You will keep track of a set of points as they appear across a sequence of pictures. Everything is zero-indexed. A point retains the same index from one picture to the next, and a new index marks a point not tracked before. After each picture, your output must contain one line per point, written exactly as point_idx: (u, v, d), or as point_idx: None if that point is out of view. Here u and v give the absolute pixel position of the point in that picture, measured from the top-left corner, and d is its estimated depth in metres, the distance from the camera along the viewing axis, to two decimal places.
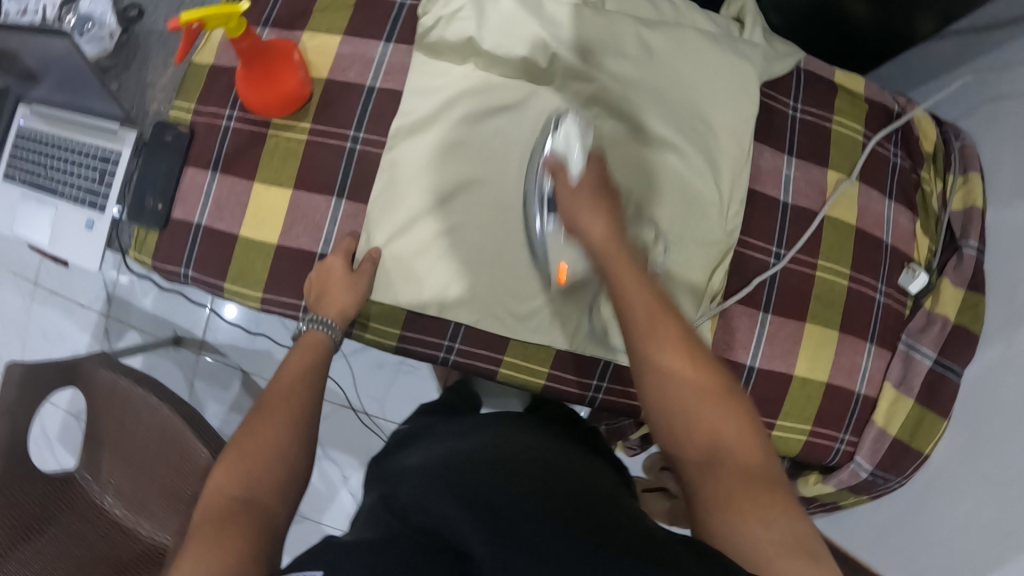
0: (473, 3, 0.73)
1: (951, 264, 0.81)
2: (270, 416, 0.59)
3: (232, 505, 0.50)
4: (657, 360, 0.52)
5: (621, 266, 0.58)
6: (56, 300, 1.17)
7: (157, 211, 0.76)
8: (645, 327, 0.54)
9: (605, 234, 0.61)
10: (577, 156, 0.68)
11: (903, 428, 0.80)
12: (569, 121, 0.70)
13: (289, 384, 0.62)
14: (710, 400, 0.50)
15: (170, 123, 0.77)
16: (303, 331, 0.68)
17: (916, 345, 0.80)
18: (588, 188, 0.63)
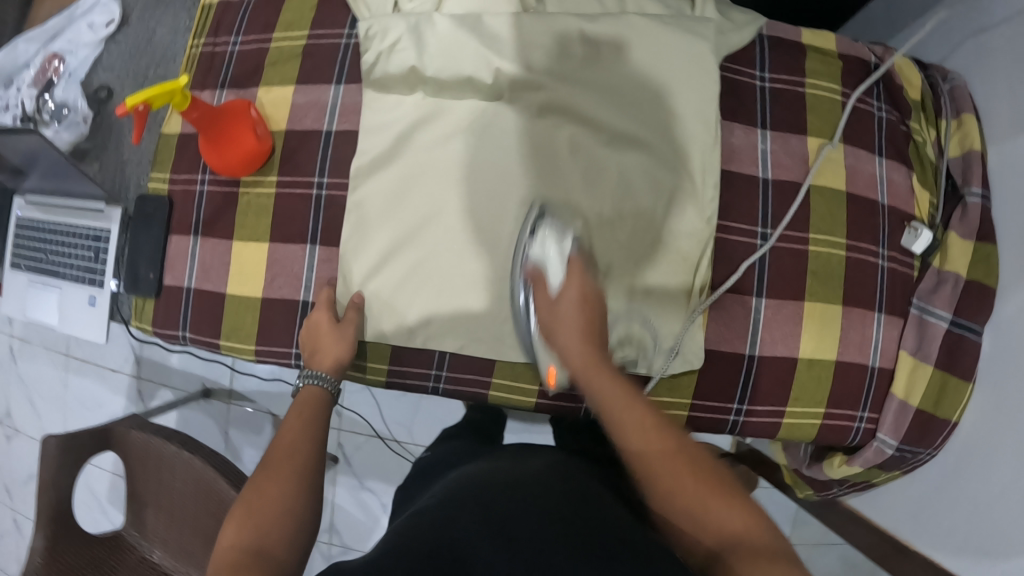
0: (411, 32, 0.73)
1: (955, 216, 0.76)
2: (274, 473, 0.58)
3: (242, 555, 0.49)
4: (642, 457, 0.55)
5: (601, 382, 0.63)
6: (90, 369, 1.23)
7: (150, 281, 0.79)
8: (621, 424, 0.58)
9: (586, 360, 0.65)
10: (555, 263, 0.69)
11: (926, 398, 0.75)
12: (546, 224, 0.70)
13: (291, 444, 0.62)
14: (700, 483, 0.52)
15: (150, 195, 0.80)
16: (299, 388, 0.69)
17: (929, 307, 0.76)
18: (569, 296, 0.68)
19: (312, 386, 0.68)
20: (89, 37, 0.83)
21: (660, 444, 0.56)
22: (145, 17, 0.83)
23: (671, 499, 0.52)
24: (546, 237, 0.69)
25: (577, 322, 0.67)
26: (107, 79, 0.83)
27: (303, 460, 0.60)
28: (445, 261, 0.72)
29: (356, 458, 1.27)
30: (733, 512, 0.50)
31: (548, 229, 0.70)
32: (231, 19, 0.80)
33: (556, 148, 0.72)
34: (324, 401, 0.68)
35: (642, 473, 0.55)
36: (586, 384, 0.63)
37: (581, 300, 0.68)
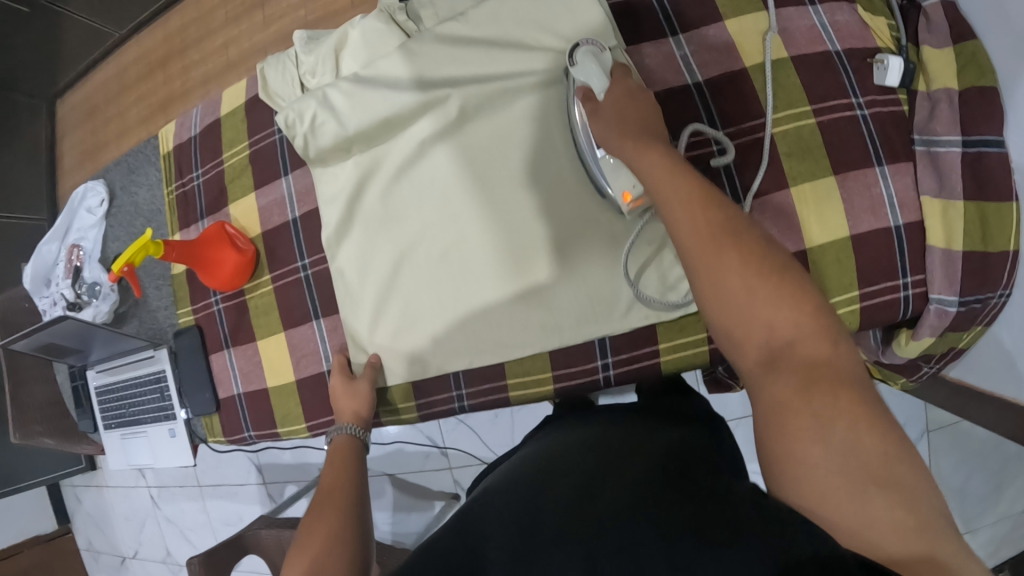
0: (322, 104, 0.77)
1: (921, 27, 0.72)
2: (316, 517, 0.60)
3: None
4: (689, 231, 0.49)
5: (656, 166, 0.53)
6: (219, 491, 1.39)
7: (208, 400, 0.89)
8: (676, 196, 0.50)
9: (658, 167, 0.52)
10: (599, 75, 0.62)
11: (970, 238, 0.68)
12: (585, 49, 0.65)
13: (329, 486, 0.65)
14: (763, 277, 0.46)
15: (183, 329, 0.91)
16: (331, 441, 0.72)
17: (933, 138, 0.70)
18: (610, 105, 0.60)
19: (340, 435, 0.72)
20: (93, 220, 0.98)
21: (713, 229, 0.48)
22: (126, 185, 0.96)
23: (738, 294, 0.46)
24: (585, 53, 0.63)
25: (617, 113, 0.59)
26: (118, 247, 0.96)
27: (343, 501, 0.62)
28: (432, 304, 0.75)
29: None
30: (786, 306, 0.45)
31: (585, 49, 0.65)
32: (188, 157, 0.90)
33: (485, 145, 0.73)
34: (355, 448, 0.71)
35: (703, 256, 0.47)
36: (642, 168, 0.54)
37: (628, 99, 0.59)
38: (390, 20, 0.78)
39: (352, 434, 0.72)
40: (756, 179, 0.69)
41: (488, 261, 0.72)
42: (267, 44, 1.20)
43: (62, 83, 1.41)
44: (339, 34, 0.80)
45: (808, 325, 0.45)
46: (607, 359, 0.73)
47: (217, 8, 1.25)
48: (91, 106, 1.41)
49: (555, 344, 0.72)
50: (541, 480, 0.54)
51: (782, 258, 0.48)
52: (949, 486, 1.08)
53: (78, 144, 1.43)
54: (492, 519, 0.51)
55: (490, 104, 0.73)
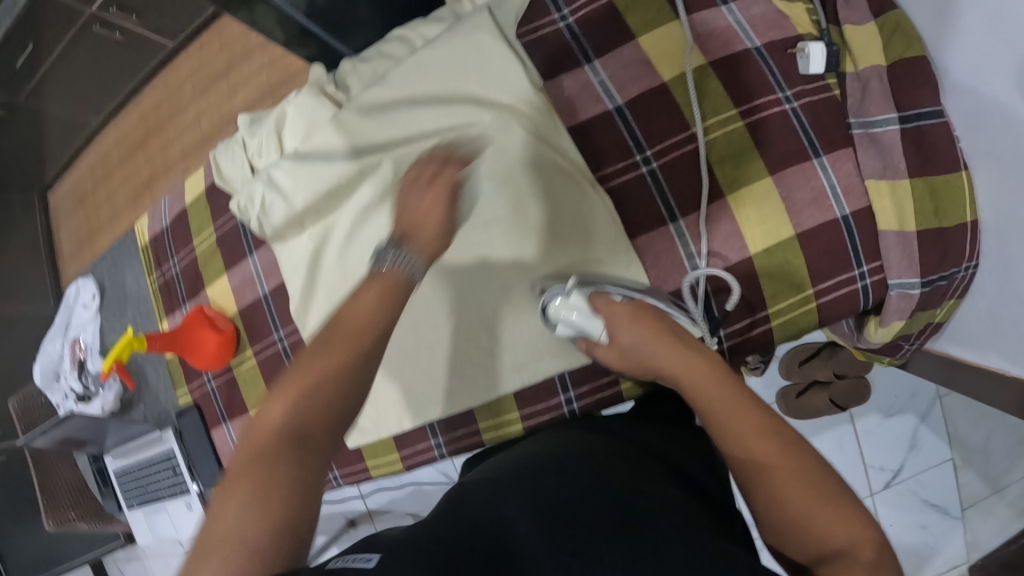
0: (269, 186, 0.80)
1: (840, 5, 0.69)
2: (318, 364, 0.46)
3: (275, 444, 0.43)
4: (740, 434, 0.51)
5: (707, 385, 0.55)
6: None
7: (215, 473, 0.93)
8: (723, 410, 0.53)
9: (681, 360, 0.58)
10: (589, 322, 0.63)
11: (923, 215, 0.66)
12: (555, 299, 0.65)
13: (364, 322, 0.48)
14: (818, 497, 0.47)
15: (183, 408, 0.96)
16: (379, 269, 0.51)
17: (868, 120, 0.67)
18: (623, 327, 0.61)
19: (399, 267, 0.50)
20: (89, 314, 1.04)
21: (764, 439, 0.50)
22: (114, 278, 1.03)
23: (783, 502, 0.48)
24: (558, 309, 0.64)
25: (635, 326, 0.61)
26: (114, 338, 1.01)
27: (355, 364, 0.47)
28: (396, 362, 0.75)
29: None
30: (840, 515, 0.47)
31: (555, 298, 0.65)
32: (163, 247, 0.95)
33: None
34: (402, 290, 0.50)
35: (755, 463, 0.50)
36: (695, 386, 0.56)
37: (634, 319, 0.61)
38: (321, 93, 0.81)
39: (406, 268, 0.50)
40: (702, 199, 0.68)
41: (443, 311, 0.73)
42: (235, 112, 1.25)
43: (49, 174, 1.46)
44: (277, 113, 0.83)
45: (851, 530, 0.46)
46: (570, 393, 0.74)
47: (184, 81, 1.32)
48: (78, 193, 1.46)
49: (516, 385, 0.73)
50: (576, 482, 0.50)
51: (819, 463, 0.50)
52: (969, 449, 1.12)
53: (73, 232, 1.46)
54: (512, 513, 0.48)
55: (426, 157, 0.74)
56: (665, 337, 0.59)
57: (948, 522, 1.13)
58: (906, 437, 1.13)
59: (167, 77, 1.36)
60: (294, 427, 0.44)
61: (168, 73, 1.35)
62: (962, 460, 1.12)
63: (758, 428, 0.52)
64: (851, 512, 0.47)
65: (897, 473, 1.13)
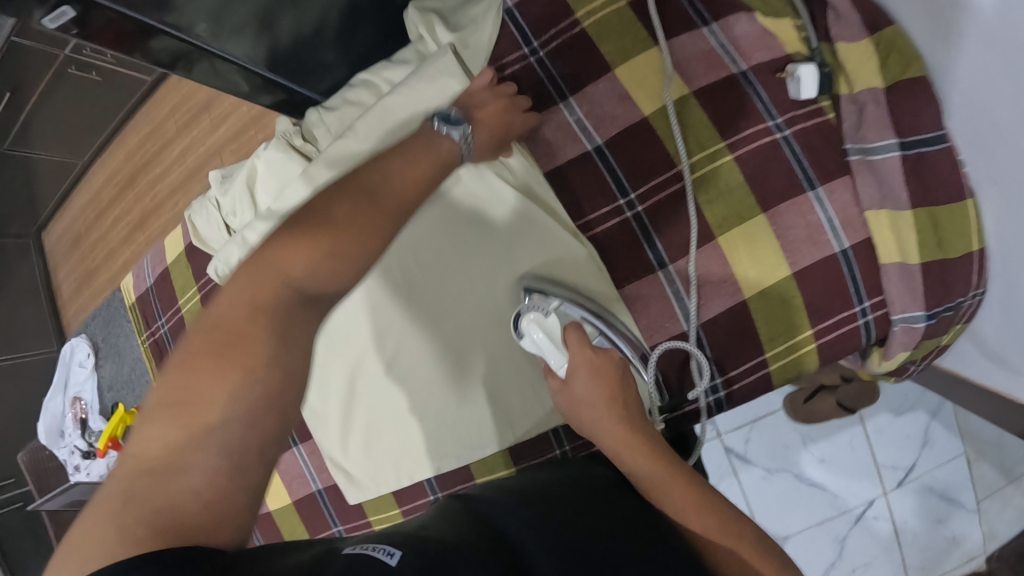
0: (245, 249, 0.78)
1: (830, 22, 0.64)
2: (344, 216, 0.50)
3: (284, 296, 0.46)
4: (680, 512, 0.54)
5: (640, 460, 0.57)
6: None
7: None
8: (663, 484, 0.55)
9: (617, 435, 0.58)
10: (552, 348, 0.61)
11: (926, 247, 0.62)
12: (526, 315, 0.62)
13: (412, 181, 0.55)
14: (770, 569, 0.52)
15: None
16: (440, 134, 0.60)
17: (867, 146, 0.62)
18: (581, 379, 0.60)
19: (452, 141, 0.60)
20: (86, 373, 1.03)
21: (703, 516, 0.53)
22: (107, 337, 1.02)
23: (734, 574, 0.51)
24: (530, 323, 0.62)
25: (592, 392, 0.59)
26: (111, 397, 1.00)
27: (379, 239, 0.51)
28: (390, 421, 0.76)
29: None
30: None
31: (528, 312, 0.63)
32: (149, 307, 0.93)
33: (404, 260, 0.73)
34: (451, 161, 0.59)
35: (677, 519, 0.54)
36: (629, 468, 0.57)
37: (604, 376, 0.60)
38: (289, 146, 0.78)
39: (458, 143, 0.60)
40: (691, 244, 0.64)
41: (434, 371, 0.73)
42: (220, 145, 1.22)
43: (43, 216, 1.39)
44: (246, 169, 0.80)
45: None
46: (564, 445, 0.75)
47: (167, 118, 1.28)
48: (74, 235, 1.39)
49: (511, 439, 0.74)
50: (581, 515, 0.48)
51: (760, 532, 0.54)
52: (980, 442, 1.09)
53: (71, 274, 1.40)
54: (528, 523, 0.45)
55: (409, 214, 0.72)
56: (617, 416, 0.58)
57: (962, 516, 1.10)
58: (918, 433, 1.11)
59: (150, 111, 1.30)
60: (300, 285, 0.47)
61: (151, 107, 1.30)
62: (975, 452, 1.10)
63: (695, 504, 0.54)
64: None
65: (910, 470, 1.11)
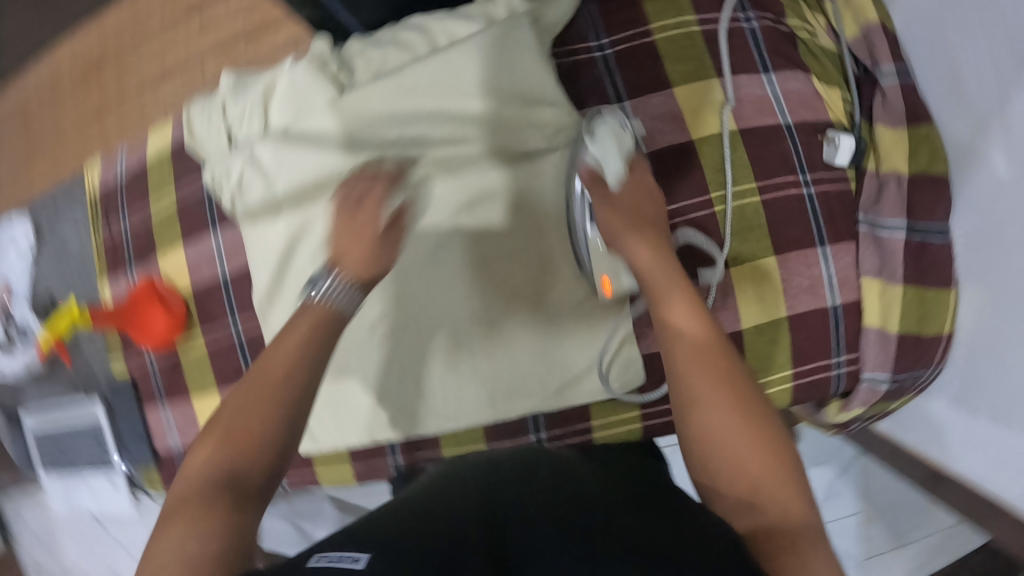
0: (251, 163, 0.72)
1: (876, 104, 0.70)
2: (235, 395, 0.48)
3: (209, 487, 0.45)
4: (688, 365, 0.51)
5: (668, 292, 0.54)
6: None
7: (147, 453, 0.86)
8: (684, 331, 0.52)
9: (653, 261, 0.56)
10: (614, 157, 0.62)
11: (906, 319, 0.68)
12: (608, 120, 0.64)
13: (274, 366, 0.49)
14: (763, 443, 0.48)
15: (118, 380, 0.87)
16: (309, 295, 0.53)
17: (878, 220, 0.69)
18: (629, 188, 0.61)
19: (325, 302, 0.52)
20: (21, 256, 0.92)
21: (716, 373, 0.50)
22: (54, 226, 0.91)
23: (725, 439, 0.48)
24: (608, 126, 0.64)
25: (634, 205, 0.60)
26: (48, 289, 0.91)
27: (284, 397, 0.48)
28: (364, 379, 0.72)
29: None
30: (777, 472, 0.47)
31: (606, 126, 0.64)
32: (115, 202, 0.85)
33: (417, 212, 0.69)
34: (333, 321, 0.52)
35: (721, 438, 0.48)
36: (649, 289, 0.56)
37: (647, 205, 0.61)
38: (321, 70, 0.72)
39: (335, 302, 0.52)
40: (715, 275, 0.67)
41: (423, 336, 0.71)
42: (205, 50, 1.12)
43: None
44: (267, 83, 0.74)
45: (783, 487, 0.46)
46: (541, 433, 0.73)
47: (154, 8, 1.14)
48: (20, 109, 1.23)
49: (488, 417, 0.72)
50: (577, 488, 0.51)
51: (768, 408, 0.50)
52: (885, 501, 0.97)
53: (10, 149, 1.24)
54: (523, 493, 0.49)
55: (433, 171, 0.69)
56: (658, 245, 0.58)
57: None
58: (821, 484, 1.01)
59: None
60: (231, 471, 0.46)
61: None
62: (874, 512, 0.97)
63: (711, 356, 0.51)
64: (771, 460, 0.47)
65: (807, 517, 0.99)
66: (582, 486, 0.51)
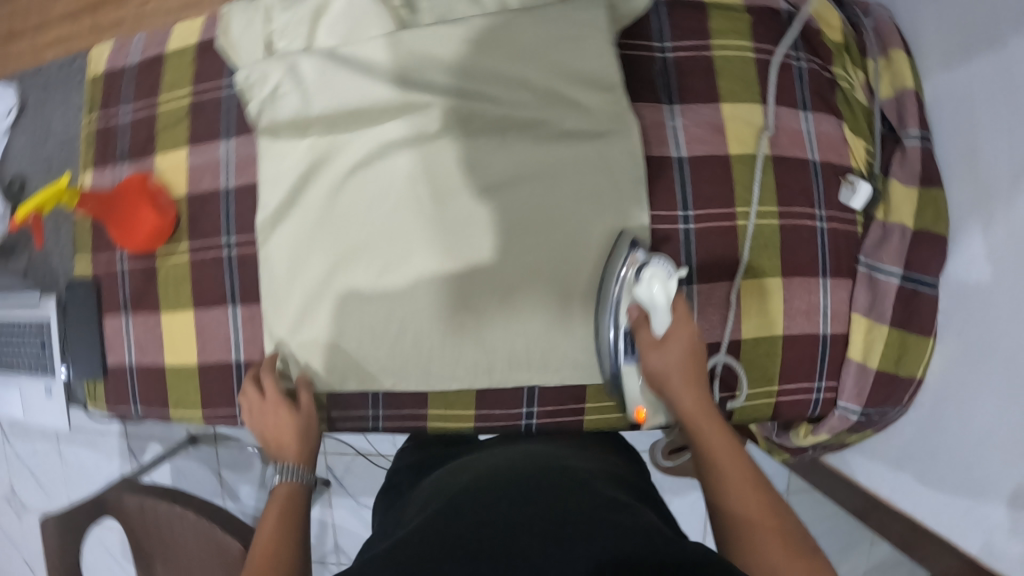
0: (289, 74, 0.69)
1: (895, 161, 0.74)
2: (265, 514, 0.60)
3: None
4: (729, 482, 0.53)
5: (714, 436, 0.57)
6: (31, 473, 1.22)
7: (94, 364, 0.79)
8: (720, 456, 0.55)
9: (697, 396, 0.59)
10: (661, 309, 0.61)
11: (886, 358, 0.73)
12: (654, 266, 0.62)
13: (264, 546, 0.55)
14: (768, 528, 0.50)
15: (77, 279, 0.79)
16: (275, 484, 0.63)
17: (877, 264, 0.73)
18: (679, 341, 0.61)
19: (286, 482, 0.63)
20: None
21: (756, 494, 0.52)
22: (42, 103, 0.84)
23: (757, 544, 0.49)
24: (652, 275, 0.61)
25: (683, 363, 0.60)
26: (20, 166, 0.83)
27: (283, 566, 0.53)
28: (359, 323, 0.70)
29: (349, 480, 1.15)
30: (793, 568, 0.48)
31: (654, 270, 0.61)
32: (118, 88, 0.79)
33: (451, 168, 0.68)
34: (300, 496, 0.62)
35: (749, 544, 0.50)
36: (694, 433, 0.58)
37: (692, 357, 0.61)
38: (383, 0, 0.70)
39: (294, 480, 0.63)
40: (733, 292, 0.71)
41: (429, 293, 0.69)
42: None
43: None
44: None
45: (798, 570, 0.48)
46: (532, 408, 0.72)
47: None
48: None
49: (483, 384, 0.70)
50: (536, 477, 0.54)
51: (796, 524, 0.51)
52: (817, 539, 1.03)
53: None
54: (486, 486, 0.53)
55: (483, 129, 0.68)
56: (702, 396, 0.59)
57: None
58: None
59: None
60: None
61: None
62: None
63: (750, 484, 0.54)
64: (786, 547, 0.49)
65: None
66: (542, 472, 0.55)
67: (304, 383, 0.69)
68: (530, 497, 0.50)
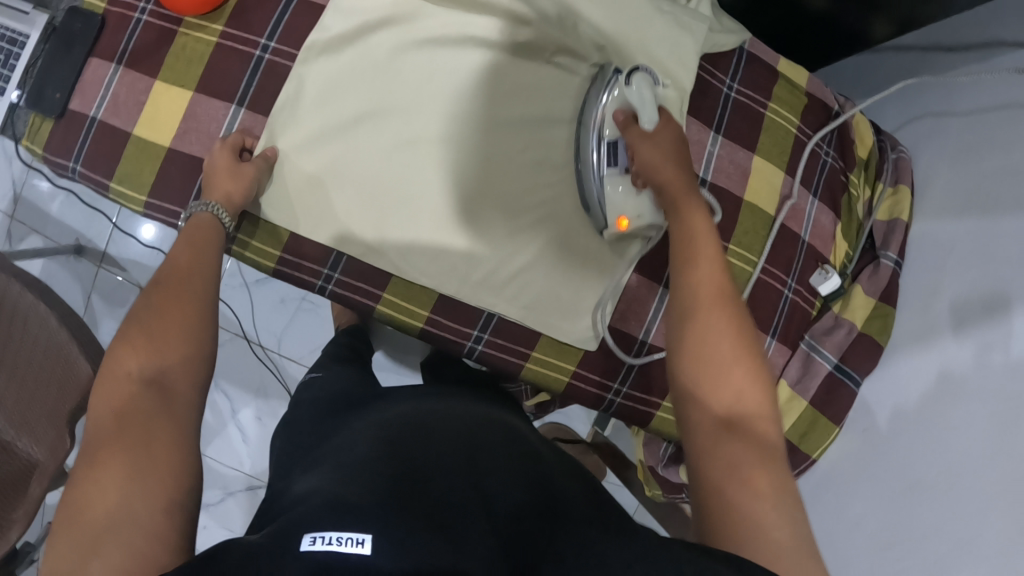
0: None
1: (867, 272, 0.83)
2: (157, 316, 0.53)
3: (137, 389, 0.48)
4: (694, 268, 0.56)
5: (694, 220, 0.59)
6: None
7: (55, 100, 0.71)
8: (697, 254, 0.57)
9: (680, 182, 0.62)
10: (647, 105, 0.65)
11: (794, 428, 0.80)
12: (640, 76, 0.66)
13: (181, 267, 0.57)
14: (716, 310, 0.53)
15: (81, 10, 0.73)
16: (192, 214, 0.62)
17: (818, 347, 0.81)
18: (665, 137, 0.64)
19: (212, 218, 0.62)
20: None
21: (719, 293, 0.55)
22: None
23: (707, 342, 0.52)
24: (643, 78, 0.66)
25: (670, 148, 0.64)
26: None
27: (197, 295, 0.56)
28: (360, 180, 0.68)
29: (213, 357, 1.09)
30: (744, 378, 0.51)
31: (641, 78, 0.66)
32: None
33: (513, 83, 0.69)
34: (215, 232, 0.62)
35: (703, 309, 0.54)
36: (674, 215, 0.60)
37: (673, 143, 0.65)
38: None
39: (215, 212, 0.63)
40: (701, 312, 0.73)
41: (444, 178, 0.68)
42: None
43: None
44: None
45: (748, 380, 0.51)
46: (483, 334, 0.73)
47: None
48: None
49: (449, 291, 0.70)
50: (470, 436, 0.49)
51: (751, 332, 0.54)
52: None
53: None
54: (425, 443, 0.47)
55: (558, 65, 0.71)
56: (682, 167, 0.63)
57: None
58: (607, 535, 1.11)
59: None
60: (156, 380, 0.49)
61: None
62: None
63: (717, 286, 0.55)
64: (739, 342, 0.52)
65: None
66: (476, 431, 0.50)
67: (267, 155, 0.67)
68: (474, 493, 0.41)
